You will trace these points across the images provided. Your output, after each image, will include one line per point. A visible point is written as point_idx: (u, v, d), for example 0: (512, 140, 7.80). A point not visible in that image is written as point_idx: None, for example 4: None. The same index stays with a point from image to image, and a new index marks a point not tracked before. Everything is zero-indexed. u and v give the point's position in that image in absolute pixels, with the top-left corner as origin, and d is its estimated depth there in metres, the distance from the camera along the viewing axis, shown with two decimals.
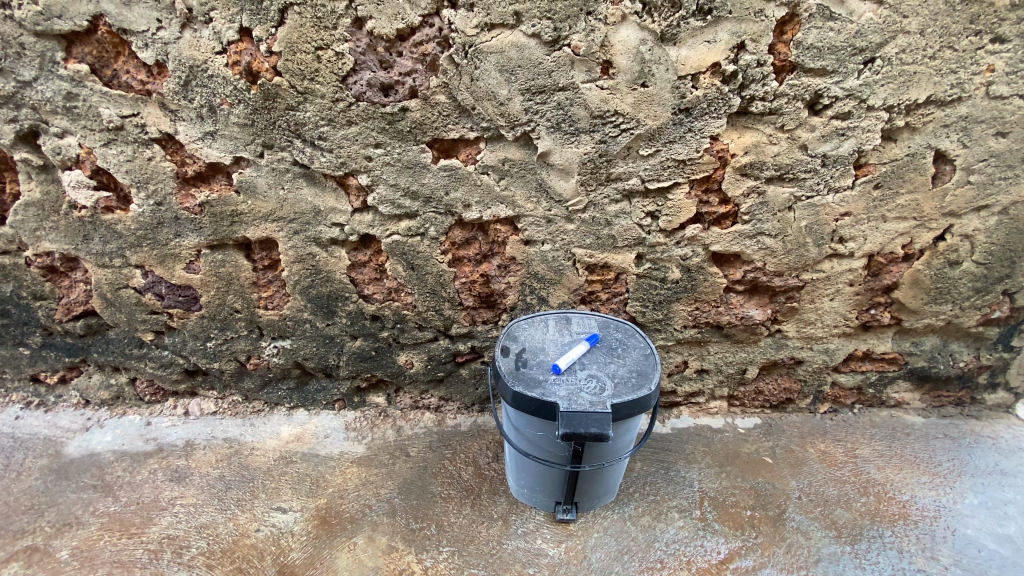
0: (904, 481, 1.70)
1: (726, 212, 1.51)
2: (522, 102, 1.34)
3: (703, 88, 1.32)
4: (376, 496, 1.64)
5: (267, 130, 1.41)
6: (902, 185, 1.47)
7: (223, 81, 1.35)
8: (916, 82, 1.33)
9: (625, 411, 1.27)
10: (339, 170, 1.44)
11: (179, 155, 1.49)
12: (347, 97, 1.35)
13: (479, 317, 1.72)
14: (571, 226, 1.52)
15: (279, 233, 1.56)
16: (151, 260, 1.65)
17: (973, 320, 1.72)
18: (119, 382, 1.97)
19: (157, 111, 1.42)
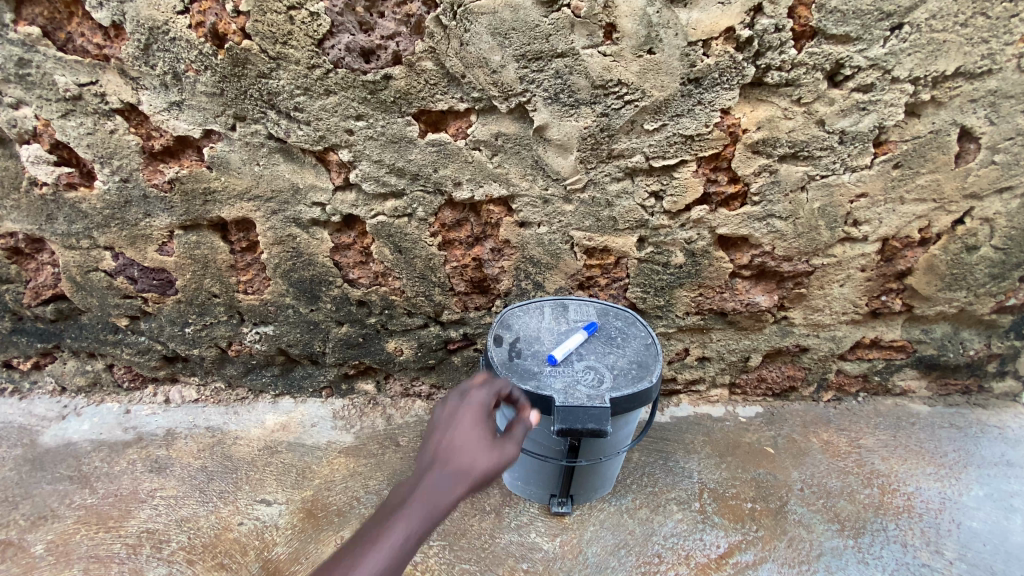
0: (908, 472, 1.65)
1: (735, 192, 1.41)
2: (517, 69, 1.22)
3: (715, 56, 1.20)
4: (364, 488, 1.58)
5: (238, 100, 1.28)
6: (923, 164, 1.38)
7: (187, 44, 1.22)
8: (944, 52, 1.22)
9: (625, 406, 1.20)
10: (319, 145, 1.33)
11: (145, 128, 1.38)
12: (324, 64, 1.22)
13: (472, 302, 1.64)
14: (569, 207, 1.42)
15: (256, 213, 1.45)
16: (121, 242, 1.54)
17: (986, 308, 1.65)
18: (96, 369, 1.88)
19: (117, 79, 1.30)
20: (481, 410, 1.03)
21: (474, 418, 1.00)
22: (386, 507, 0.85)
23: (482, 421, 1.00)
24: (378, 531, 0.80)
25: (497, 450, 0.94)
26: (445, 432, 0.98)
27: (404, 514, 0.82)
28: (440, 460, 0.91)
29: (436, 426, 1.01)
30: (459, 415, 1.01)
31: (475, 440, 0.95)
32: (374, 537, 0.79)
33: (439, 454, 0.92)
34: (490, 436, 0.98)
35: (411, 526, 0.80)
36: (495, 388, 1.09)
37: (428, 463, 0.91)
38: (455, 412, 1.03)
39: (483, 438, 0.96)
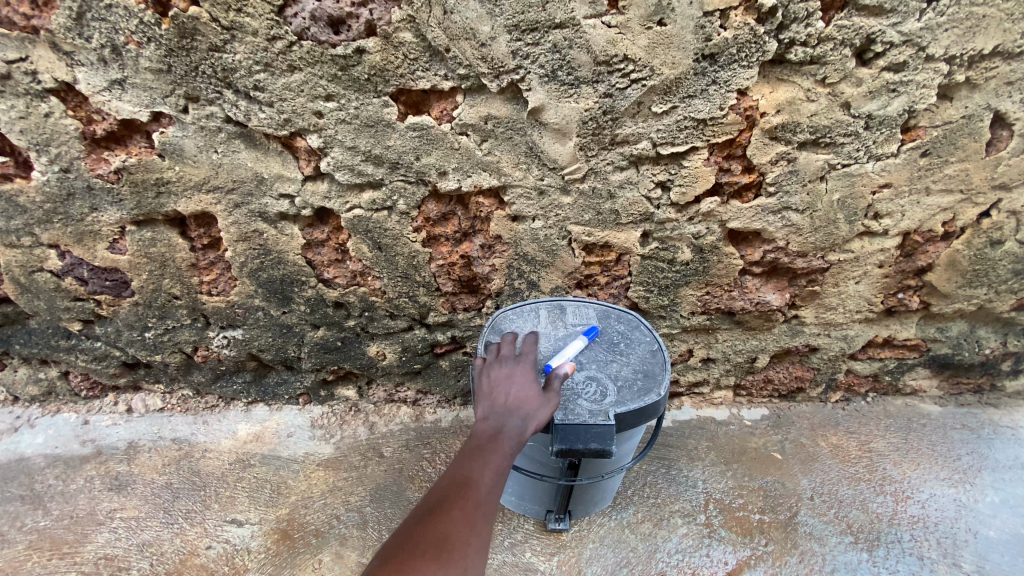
0: (922, 477, 1.57)
1: (749, 182, 1.28)
2: (509, 42, 1.08)
3: (732, 28, 1.06)
4: (345, 505, 1.46)
5: (189, 77, 1.12)
6: (953, 152, 1.26)
7: (125, 12, 1.05)
8: (984, 27, 1.10)
9: (630, 422, 1.09)
10: (284, 129, 1.17)
11: (84, 111, 1.21)
12: (287, 35, 1.06)
13: (460, 303, 1.50)
14: (567, 199, 1.29)
15: (216, 206, 1.29)
16: (67, 239, 1.38)
17: (1006, 305, 1.55)
18: (50, 377, 1.72)
19: (49, 53, 1.13)
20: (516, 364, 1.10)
21: (523, 373, 1.08)
22: (479, 436, 0.98)
23: (530, 374, 1.08)
24: (485, 451, 0.95)
25: (549, 391, 1.03)
26: (498, 387, 1.06)
27: (501, 440, 0.96)
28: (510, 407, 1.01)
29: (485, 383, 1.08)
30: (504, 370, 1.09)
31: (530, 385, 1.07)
32: (484, 455, 0.94)
33: (507, 398, 1.02)
34: (535, 382, 1.07)
35: (511, 445, 0.96)
36: (530, 351, 1.15)
37: (500, 406, 1.01)
38: (500, 368, 1.10)
39: (534, 385, 1.06)
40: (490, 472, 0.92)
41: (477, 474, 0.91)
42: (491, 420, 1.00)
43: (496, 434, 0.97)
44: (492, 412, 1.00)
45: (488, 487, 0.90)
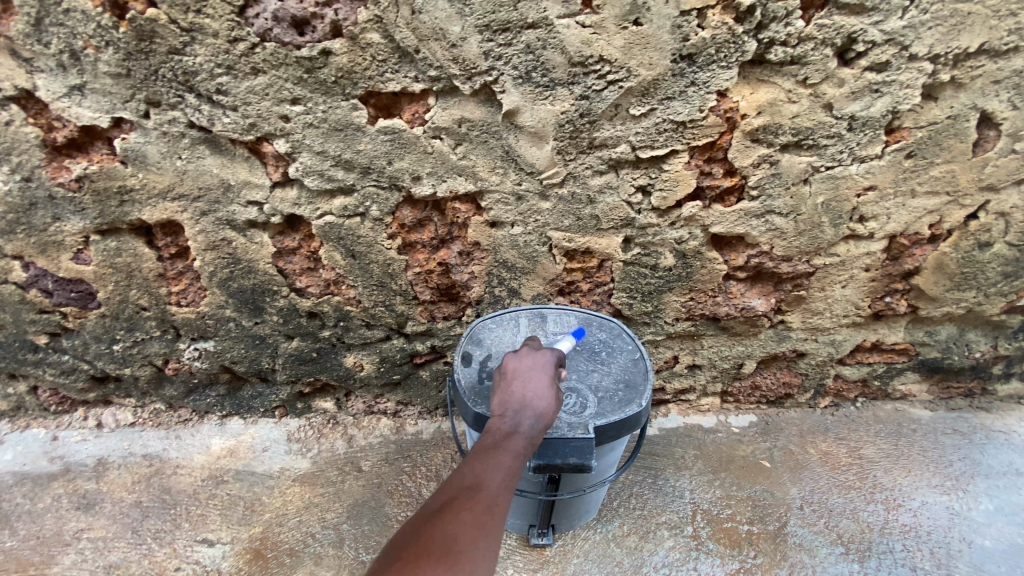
0: (913, 485, 1.53)
1: (732, 186, 1.25)
2: (480, 43, 1.04)
3: (710, 28, 1.03)
4: (320, 523, 1.41)
5: (149, 81, 1.08)
6: (938, 154, 1.24)
7: (82, 16, 1.02)
8: (968, 25, 1.08)
9: (611, 434, 1.05)
10: (250, 134, 1.13)
11: (44, 117, 1.16)
12: (249, 36, 1.02)
13: (440, 312, 1.46)
14: (546, 205, 1.25)
15: (183, 214, 1.25)
16: (29, 250, 1.33)
17: (996, 308, 1.53)
18: (18, 392, 1.66)
19: (6, 59, 1.09)
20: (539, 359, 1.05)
21: (542, 370, 1.02)
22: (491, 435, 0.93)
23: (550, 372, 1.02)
24: (495, 449, 0.90)
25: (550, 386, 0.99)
26: (515, 382, 0.99)
27: (514, 439, 0.92)
28: (524, 407, 0.95)
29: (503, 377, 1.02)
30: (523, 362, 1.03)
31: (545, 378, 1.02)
32: (495, 455, 0.89)
33: (525, 396, 0.96)
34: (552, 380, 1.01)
35: (523, 446, 0.91)
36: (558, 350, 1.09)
37: (515, 402, 0.96)
38: (520, 361, 1.03)
39: (551, 383, 1.00)
40: (501, 474, 0.88)
41: (488, 476, 0.87)
42: (506, 417, 0.94)
43: (510, 433, 0.92)
44: (508, 409, 0.94)
45: (499, 491, 0.86)
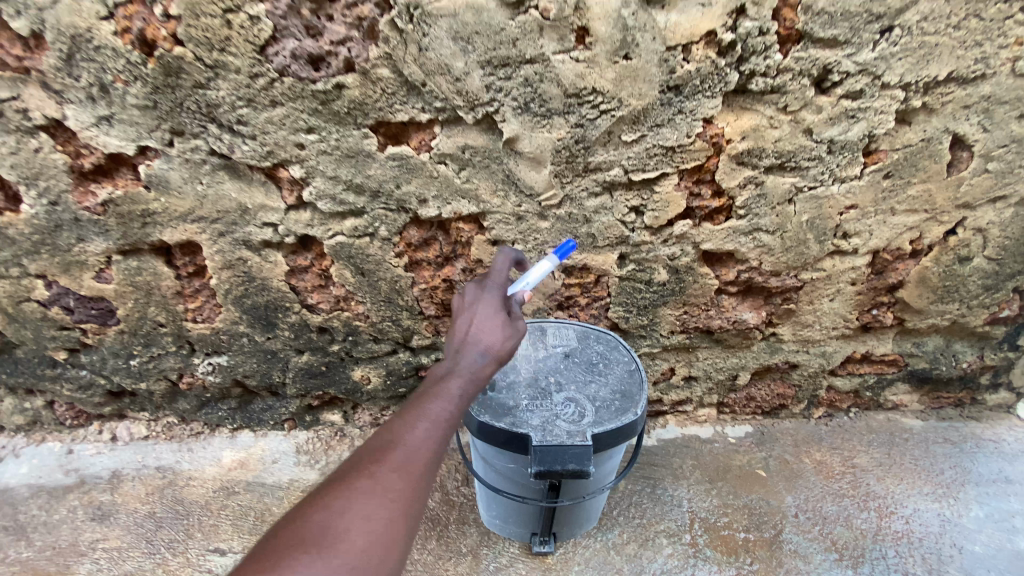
0: (905, 493, 1.57)
1: (720, 206, 1.32)
2: (482, 77, 1.12)
3: (695, 61, 1.11)
4: None
5: (174, 113, 1.16)
6: (915, 174, 1.31)
7: (113, 53, 1.09)
8: (936, 56, 1.15)
9: (608, 442, 1.10)
10: (267, 160, 1.21)
11: (72, 145, 1.23)
12: (268, 72, 1.10)
13: (444, 326, 1.52)
14: (545, 224, 1.33)
15: (202, 235, 1.32)
16: (54, 269, 1.40)
17: (979, 320, 1.59)
18: (35, 407, 1.71)
19: (39, 92, 1.16)
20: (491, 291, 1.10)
21: (488, 303, 1.05)
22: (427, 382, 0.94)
23: (495, 304, 1.05)
24: (421, 401, 0.89)
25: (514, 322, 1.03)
26: (461, 320, 1.03)
27: (450, 380, 0.92)
28: (466, 345, 0.97)
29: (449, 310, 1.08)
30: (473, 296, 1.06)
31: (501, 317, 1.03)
32: (421, 406, 0.88)
33: (466, 333, 0.99)
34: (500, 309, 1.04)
35: (456, 395, 0.90)
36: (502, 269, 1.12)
37: (458, 342, 0.99)
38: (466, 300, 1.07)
39: (497, 313, 1.03)
40: (422, 429, 0.86)
41: (409, 429, 0.86)
42: (448, 357, 0.97)
43: (445, 375, 0.93)
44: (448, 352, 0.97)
45: (419, 444, 0.84)
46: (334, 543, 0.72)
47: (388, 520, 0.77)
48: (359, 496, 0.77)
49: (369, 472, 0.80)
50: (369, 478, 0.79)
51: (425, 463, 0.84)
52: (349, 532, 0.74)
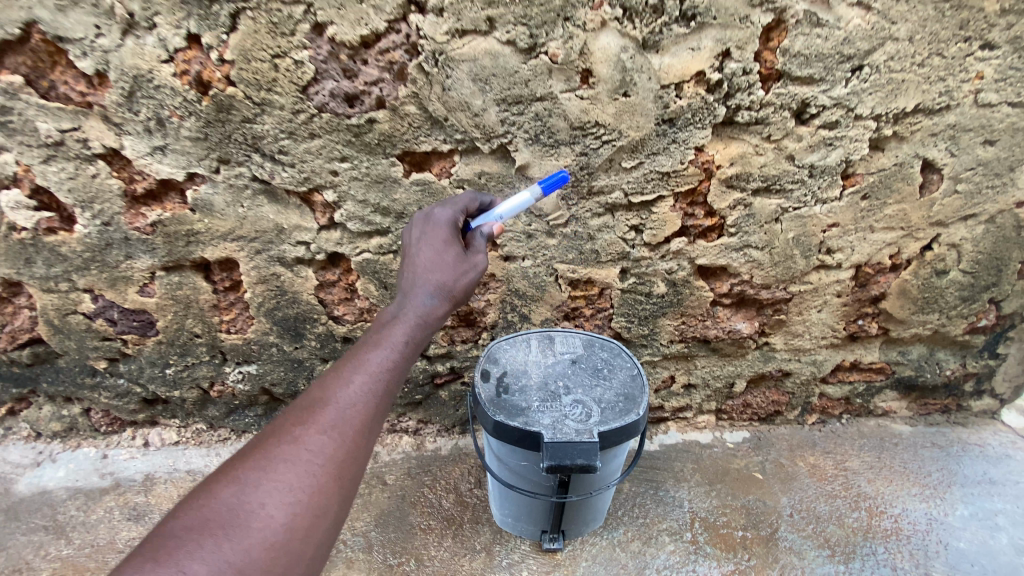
0: (895, 493, 1.66)
1: (712, 224, 1.45)
2: (497, 113, 1.26)
3: (687, 97, 1.25)
4: (351, 530, 1.55)
5: (222, 144, 1.29)
6: (890, 195, 1.43)
7: (171, 91, 1.23)
8: (904, 90, 1.28)
9: (613, 440, 1.20)
10: (303, 186, 1.34)
11: (126, 171, 1.37)
12: (309, 109, 1.24)
13: (459, 336, 1.64)
14: (552, 241, 1.45)
15: (240, 253, 1.45)
16: (101, 284, 1.53)
17: (959, 329, 1.70)
18: (72, 414, 1.81)
19: (100, 124, 1.30)
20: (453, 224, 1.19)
21: (439, 240, 1.12)
22: (373, 331, 1.01)
23: (448, 240, 1.12)
24: (358, 357, 0.95)
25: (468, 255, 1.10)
26: (416, 258, 1.11)
27: (396, 324, 1.01)
28: (415, 287, 1.06)
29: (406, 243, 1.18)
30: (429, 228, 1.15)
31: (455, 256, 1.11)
32: (353, 365, 0.93)
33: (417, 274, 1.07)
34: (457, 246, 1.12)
35: (397, 343, 0.97)
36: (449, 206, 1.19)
37: (410, 283, 1.08)
38: (418, 241, 1.14)
39: (447, 250, 1.10)
40: (353, 391, 0.90)
41: (340, 389, 0.90)
42: (398, 301, 1.06)
43: (392, 319, 1.02)
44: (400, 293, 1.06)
45: (347, 405, 0.89)
46: (246, 514, 0.77)
47: (308, 489, 0.81)
48: (277, 462, 0.82)
49: (292, 437, 0.85)
50: (291, 444, 0.84)
51: (354, 427, 0.88)
52: (264, 504, 0.78)
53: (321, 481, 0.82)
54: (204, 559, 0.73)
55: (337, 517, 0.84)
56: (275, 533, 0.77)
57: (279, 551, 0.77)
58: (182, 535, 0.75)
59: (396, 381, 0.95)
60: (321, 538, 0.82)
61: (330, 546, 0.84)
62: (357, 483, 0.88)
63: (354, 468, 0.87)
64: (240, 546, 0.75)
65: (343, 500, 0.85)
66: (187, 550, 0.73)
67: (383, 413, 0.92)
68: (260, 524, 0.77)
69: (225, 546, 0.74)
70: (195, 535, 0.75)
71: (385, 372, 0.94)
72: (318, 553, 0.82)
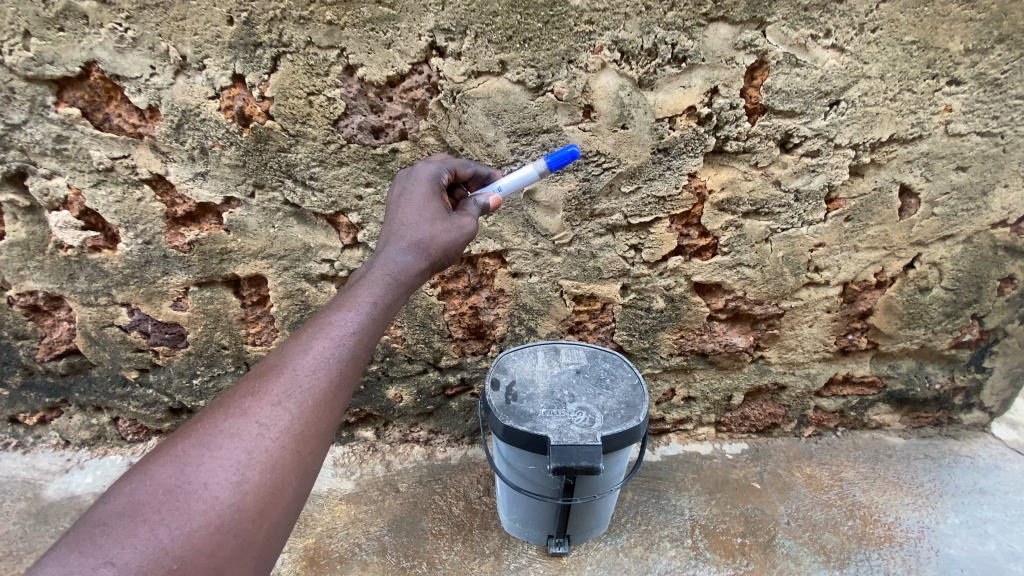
0: (889, 502, 1.72)
1: (706, 244, 1.56)
2: (508, 144, 1.40)
3: (680, 129, 1.38)
4: (365, 534, 1.62)
5: (259, 170, 1.43)
6: (871, 217, 1.55)
7: (215, 124, 1.37)
8: (878, 122, 1.41)
9: (615, 444, 1.29)
10: (331, 209, 1.47)
11: (169, 195, 1.50)
12: (339, 140, 1.38)
13: (469, 348, 1.75)
14: (557, 259, 1.56)
15: (269, 269, 1.57)
16: (138, 298, 1.64)
17: (944, 343, 1.79)
18: (101, 422, 1.91)
19: (148, 153, 1.43)
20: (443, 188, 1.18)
21: (421, 199, 1.12)
22: (341, 295, 0.99)
23: (430, 200, 1.13)
24: (322, 321, 0.93)
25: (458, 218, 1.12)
26: (396, 215, 1.11)
27: (368, 281, 0.99)
28: (390, 247, 1.05)
29: (391, 203, 1.17)
30: (414, 192, 1.14)
31: (434, 219, 1.09)
32: (315, 331, 0.91)
33: (396, 231, 1.07)
34: (441, 208, 1.12)
35: (364, 307, 0.95)
36: (437, 168, 1.21)
37: (388, 240, 1.08)
38: (400, 200, 1.14)
39: (428, 210, 1.10)
40: (313, 356, 0.87)
41: (299, 355, 0.87)
42: (372, 262, 1.05)
43: (364, 277, 1.01)
44: (376, 253, 1.06)
45: (306, 371, 0.86)
46: (186, 495, 0.74)
47: (258, 465, 0.78)
48: (223, 438, 0.79)
49: (241, 412, 0.82)
50: (239, 420, 0.81)
51: (310, 398, 0.85)
52: (208, 483, 0.76)
53: (273, 457, 0.79)
54: (137, 544, 0.70)
55: (296, 492, 0.82)
56: (217, 514, 0.74)
57: (223, 534, 0.74)
58: (112, 521, 0.72)
59: (357, 350, 0.92)
60: (275, 518, 0.79)
61: (286, 526, 0.81)
62: (318, 456, 0.85)
63: (314, 442, 0.84)
64: (178, 529, 0.72)
65: (300, 475, 0.82)
66: (118, 535, 0.70)
67: (343, 384, 0.88)
68: (202, 504, 0.74)
69: (161, 530, 0.71)
70: (128, 520, 0.72)
71: (349, 337, 0.91)
72: (273, 532, 0.79)
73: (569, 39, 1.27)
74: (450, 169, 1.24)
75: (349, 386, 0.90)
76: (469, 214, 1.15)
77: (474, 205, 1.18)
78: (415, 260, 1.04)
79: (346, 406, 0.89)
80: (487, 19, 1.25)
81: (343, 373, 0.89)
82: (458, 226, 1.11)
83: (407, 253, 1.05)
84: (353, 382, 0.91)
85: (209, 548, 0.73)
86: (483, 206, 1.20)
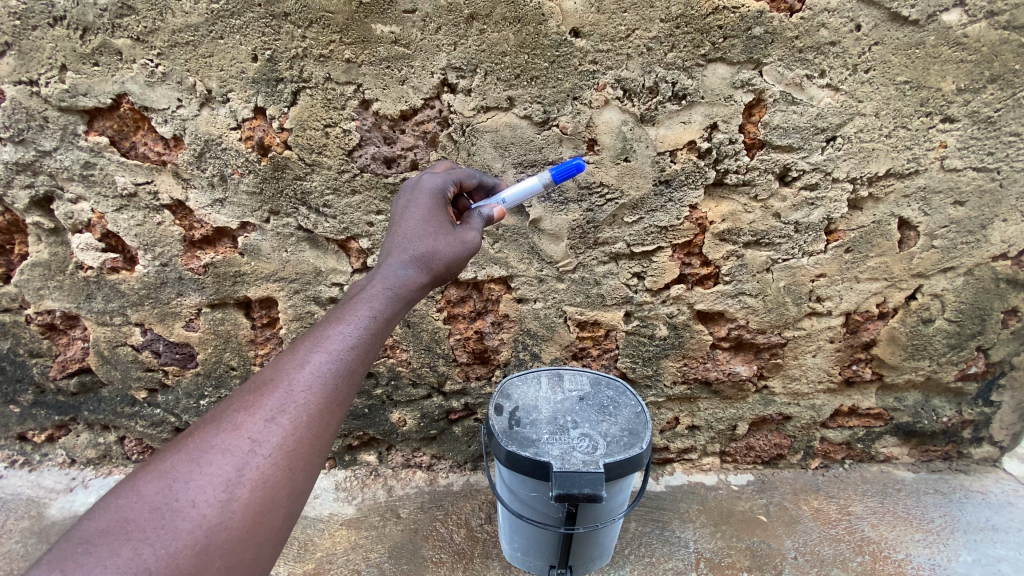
0: (899, 538, 1.68)
1: (708, 273, 1.59)
2: (514, 174, 1.45)
3: (680, 163, 1.43)
4: (365, 561, 1.60)
5: (275, 197, 1.49)
6: (871, 249, 1.57)
7: (236, 153, 1.44)
8: (875, 157, 1.45)
9: (619, 471, 1.28)
10: (342, 234, 1.52)
11: (188, 220, 1.56)
12: (352, 169, 1.44)
13: (473, 372, 1.77)
14: (561, 285, 1.59)
15: (280, 292, 1.61)
16: (151, 318, 1.68)
17: (950, 375, 1.78)
18: (107, 441, 1.92)
19: (170, 179, 1.49)
20: (446, 201, 1.21)
21: (423, 215, 1.16)
22: (340, 309, 1.02)
23: (433, 215, 1.16)
24: (318, 335, 0.95)
25: (461, 232, 1.16)
26: (398, 231, 1.15)
27: (367, 296, 1.02)
28: (390, 262, 1.09)
29: (394, 215, 1.21)
30: (417, 206, 1.18)
31: (435, 235, 1.13)
32: (312, 344, 0.93)
33: (396, 246, 1.11)
34: (445, 222, 1.16)
35: (362, 321, 0.97)
36: (442, 180, 1.24)
37: (389, 254, 1.11)
38: (402, 214, 1.18)
39: (429, 226, 1.14)
40: (308, 370, 0.90)
41: (294, 370, 0.90)
42: (372, 276, 1.08)
43: (362, 291, 1.04)
44: (376, 267, 1.09)
45: (300, 385, 0.88)
46: (173, 513, 0.76)
47: (248, 482, 0.80)
48: (214, 454, 0.81)
49: (233, 428, 0.84)
50: (231, 435, 0.83)
51: (304, 414, 0.86)
52: (195, 500, 0.77)
53: (264, 474, 0.81)
54: (120, 565, 0.71)
55: (288, 509, 0.83)
56: (203, 532, 0.75)
57: (208, 553, 0.75)
58: (100, 537, 0.73)
59: (353, 366, 0.94)
60: (261, 538, 0.80)
61: (274, 545, 0.82)
62: (311, 472, 0.86)
63: (307, 457, 0.86)
64: (163, 548, 0.73)
65: (290, 494, 0.83)
66: (103, 554, 0.72)
67: (337, 400, 0.90)
68: (189, 523, 0.75)
69: (145, 549, 0.73)
70: (112, 539, 0.73)
71: (346, 352, 0.93)
72: (261, 552, 0.80)
73: (574, 77, 1.34)
74: (456, 181, 1.27)
75: (345, 400, 0.92)
76: (473, 227, 1.19)
77: (478, 217, 1.21)
78: (414, 276, 1.07)
79: (339, 423, 0.91)
80: (497, 59, 1.33)
81: (337, 389, 0.91)
82: (461, 240, 1.15)
83: (409, 268, 1.08)
84: (347, 397, 0.92)
85: (194, 567, 0.74)
86: (485, 218, 1.22)
